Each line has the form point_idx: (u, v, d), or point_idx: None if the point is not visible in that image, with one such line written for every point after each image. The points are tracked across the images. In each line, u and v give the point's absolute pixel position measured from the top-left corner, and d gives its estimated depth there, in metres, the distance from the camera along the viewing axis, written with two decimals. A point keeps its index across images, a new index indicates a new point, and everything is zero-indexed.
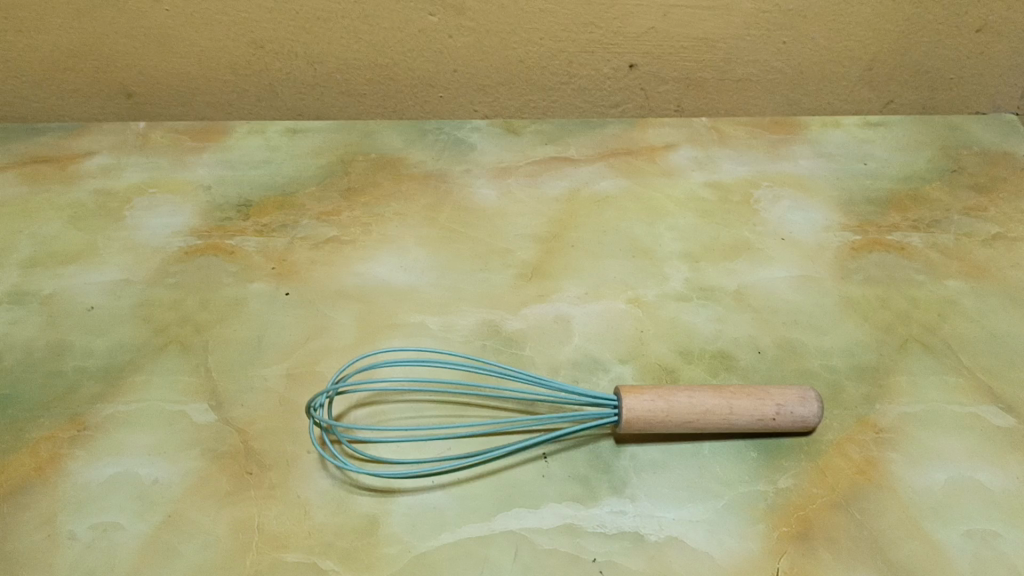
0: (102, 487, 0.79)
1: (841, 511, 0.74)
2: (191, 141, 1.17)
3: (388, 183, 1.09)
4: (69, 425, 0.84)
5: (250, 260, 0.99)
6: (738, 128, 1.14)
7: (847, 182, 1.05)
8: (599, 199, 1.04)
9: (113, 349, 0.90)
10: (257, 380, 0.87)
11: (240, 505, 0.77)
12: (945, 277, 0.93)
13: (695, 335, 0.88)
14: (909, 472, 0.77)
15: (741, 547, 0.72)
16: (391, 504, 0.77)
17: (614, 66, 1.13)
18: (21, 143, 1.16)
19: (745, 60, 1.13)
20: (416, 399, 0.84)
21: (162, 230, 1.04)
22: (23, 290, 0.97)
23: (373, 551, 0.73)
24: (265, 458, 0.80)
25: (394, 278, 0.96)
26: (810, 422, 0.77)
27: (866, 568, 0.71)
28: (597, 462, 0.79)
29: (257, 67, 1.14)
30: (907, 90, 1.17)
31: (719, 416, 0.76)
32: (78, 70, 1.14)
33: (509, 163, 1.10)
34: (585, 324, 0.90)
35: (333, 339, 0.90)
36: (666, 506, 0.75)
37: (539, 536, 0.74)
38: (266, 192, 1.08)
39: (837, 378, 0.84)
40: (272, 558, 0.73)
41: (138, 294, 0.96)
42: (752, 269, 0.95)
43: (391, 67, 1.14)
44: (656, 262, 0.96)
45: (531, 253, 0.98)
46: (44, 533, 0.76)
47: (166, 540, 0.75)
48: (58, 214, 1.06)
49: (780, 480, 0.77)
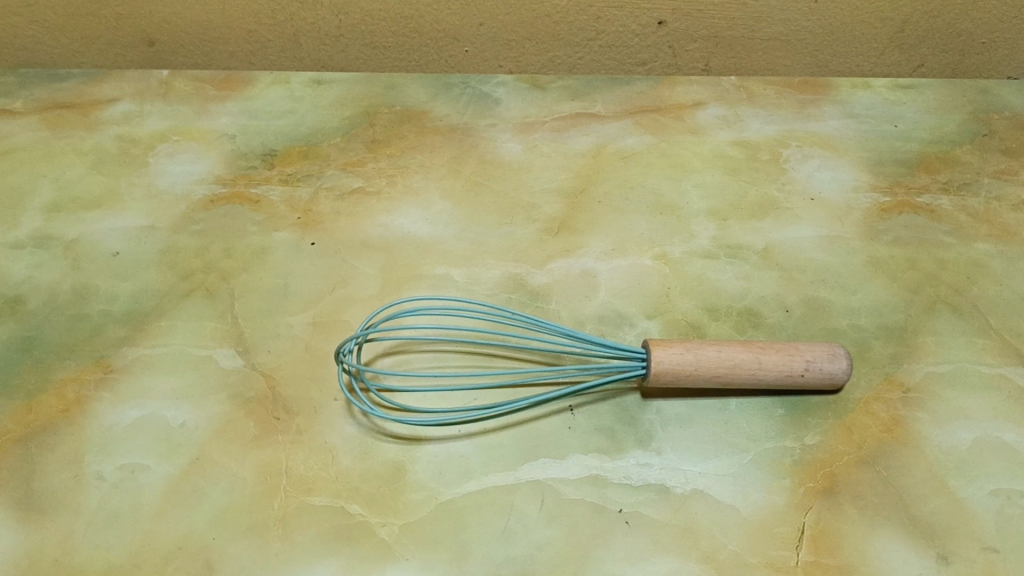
0: (128, 429, 0.79)
1: (867, 468, 0.74)
2: (215, 89, 1.15)
3: (412, 135, 1.08)
4: (95, 368, 0.84)
5: (274, 209, 0.99)
6: (767, 86, 1.12)
7: (877, 143, 1.04)
8: (625, 155, 1.03)
9: (137, 293, 0.90)
10: (283, 327, 0.87)
11: (267, 450, 0.77)
12: (974, 240, 0.92)
13: (722, 292, 0.88)
14: (935, 430, 0.77)
15: (767, 501, 0.73)
16: (417, 452, 0.77)
17: (642, 22, 1.13)
18: (43, 88, 1.15)
19: (776, 19, 1.12)
20: (442, 348, 0.84)
21: (185, 177, 1.03)
22: (46, 235, 0.97)
23: (399, 497, 0.74)
24: (291, 404, 0.80)
25: (418, 229, 0.96)
26: (838, 378, 0.77)
27: (890, 525, 0.71)
28: (623, 415, 0.79)
29: (282, 17, 1.14)
30: (939, 53, 1.15)
31: (748, 371, 0.76)
32: (101, 16, 1.14)
33: (534, 118, 1.09)
34: (611, 279, 0.89)
35: (358, 289, 0.90)
36: (692, 460, 0.75)
37: (565, 486, 0.74)
38: (290, 141, 1.07)
39: (865, 337, 0.84)
40: (299, 501, 0.74)
41: (162, 240, 0.96)
42: (779, 227, 0.94)
43: (417, 19, 1.13)
44: (683, 219, 0.96)
45: (557, 208, 0.97)
46: (71, 473, 0.76)
47: (193, 482, 0.75)
48: (80, 159, 1.06)
49: (806, 437, 0.77)
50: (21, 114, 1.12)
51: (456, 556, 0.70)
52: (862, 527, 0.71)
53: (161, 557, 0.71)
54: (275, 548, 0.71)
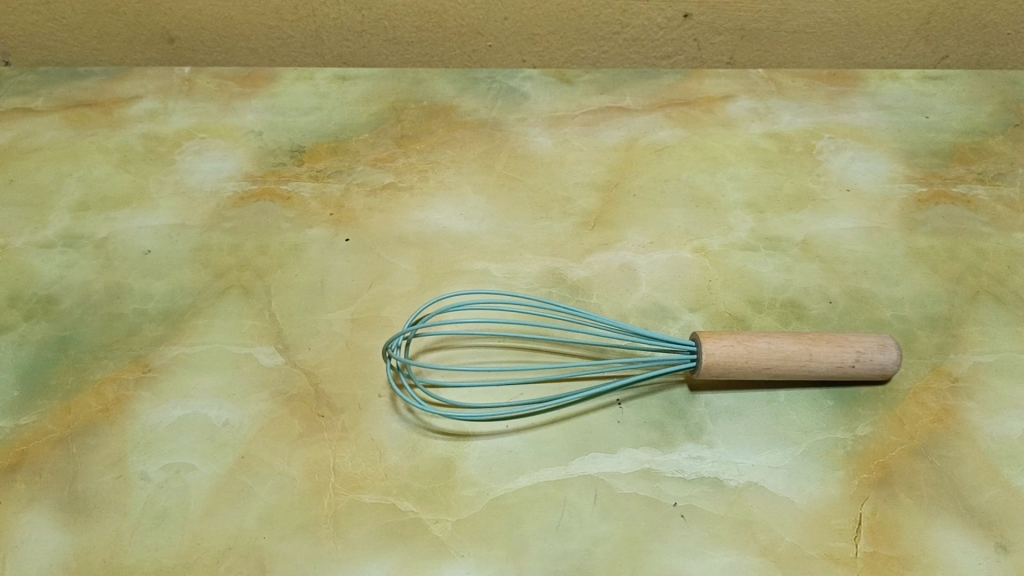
0: (171, 428, 0.78)
1: (920, 458, 0.74)
2: (238, 86, 1.14)
3: (441, 131, 1.07)
4: (133, 367, 0.83)
5: (307, 206, 0.98)
6: (795, 78, 1.12)
7: (909, 134, 1.03)
8: (658, 148, 1.03)
9: (173, 292, 0.89)
10: (322, 324, 0.86)
11: (314, 447, 0.76)
12: (1013, 230, 0.92)
13: (764, 284, 0.87)
14: (986, 420, 0.77)
15: (822, 492, 0.72)
16: (465, 448, 0.76)
17: (668, 15, 1.13)
18: (63, 86, 1.14)
19: (802, 11, 1.12)
20: (485, 344, 0.84)
21: (213, 175, 1.02)
22: (75, 233, 0.96)
23: (450, 493, 0.73)
24: (336, 401, 0.80)
25: (453, 225, 0.95)
26: (888, 369, 0.77)
27: (947, 514, 0.71)
28: (672, 408, 0.78)
29: (305, 14, 1.14)
30: (963, 45, 1.16)
31: (799, 362, 0.76)
32: (120, 14, 1.15)
33: (564, 112, 1.09)
34: (650, 272, 0.89)
35: (395, 285, 0.89)
36: (745, 452, 0.75)
37: (617, 480, 0.73)
38: (318, 138, 1.06)
39: (909, 327, 0.83)
40: (350, 499, 0.73)
41: (195, 238, 0.95)
42: (818, 219, 0.94)
43: (441, 14, 1.14)
44: (720, 211, 0.95)
45: (592, 202, 0.97)
46: (115, 474, 0.75)
47: (241, 481, 0.75)
48: (106, 157, 1.05)
49: (857, 428, 0.76)
50: (42, 113, 1.11)
51: (512, 552, 0.69)
52: (919, 517, 0.71)
53: (213, 557, 0.70)
54: (327, 547, 0.70)
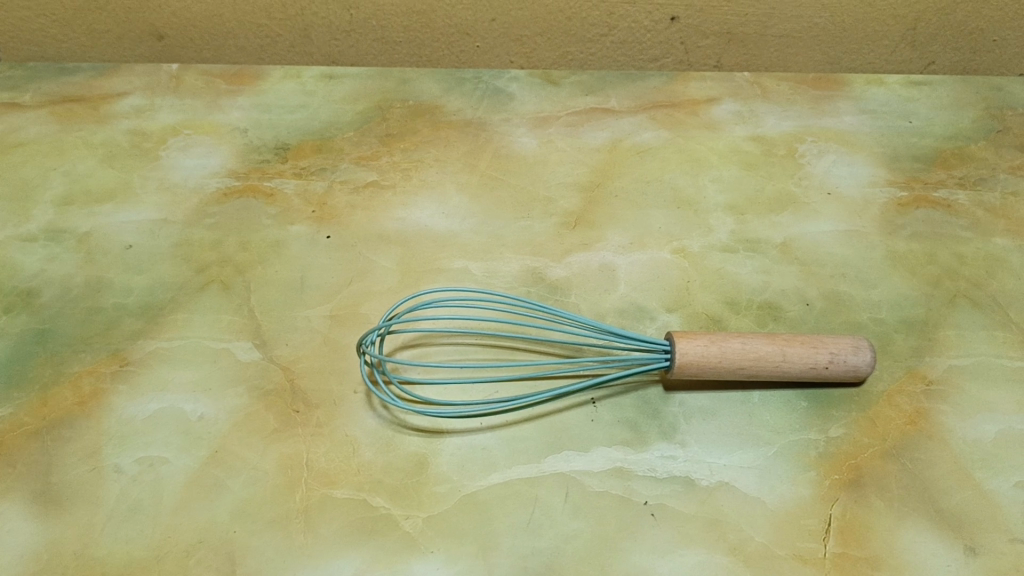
0: (147, 422, 0.78)
1: (892, 460, 0.74)
2: (226, 83, 1.14)
3: (426, 130, 1.07)
4: (111, 360, 0.83)
5: (289, 203, 0.98)
6: (781, 82, 1.12)
7: (891, 139, 1.04)
8: (641, 150, 1.03)
9: (153, 286, 0.90)
10: (301, 320, 0.86)
11: (289, 442, 0.77)
12: (992, 235, 0.92)
13: (742, 286, 0.88)
14: (960, 423, 0.77)
15: (793, 493, 0.72)
16: (439, 444, 0.76)
17: (655, 18, 1.14)
18: (52, 81, 1.14)
19: (788, 15, 1.13)
20: (462, 341, 0.84)
21: (197, 170, 1.03)
22: (58, 228, 0.96)
23: (423, 489, 0.73)
24: (311, 397, 0.80)
25: (435, 223, 0.95)
26: (862, 371, 0.77)
27: (917, 516, 0.71)
28: (646, 407, 0.78)
29: (293, 12, 1.15)
30: (949, 51, 1.16)
31: (772, 363, 0.76)
32: (109, 11, 1.15)
33: (549, 113, 1.09)
34: (629, 272, 0.89)
35: (375, 282, 0.89)
36: (717, 452, 0.75)
37: (589, 478, 0.73)
38: (303, 136, 1.06)
39: (886, 330, 0.84)
40: (321, 494, 0.73)
41: (176, 233, 0.95)
42: (798, 221, 0.94)
43: (429, 14, 1.14)
44: (700, 213, 0.95)
45: (574, 202, 0.97)
46: (88, 466, 0.75)
47: (213, 474, 0.75)
48: (91, 152, 1.05)
49: (830, 429, 0.76)
50: (30, 107, 1.11)
51: (482, 549, 0.69)
52: (889, 519, 0.71)
53: (183, 550, 0.70)
54: (298, 541, 0.70)
